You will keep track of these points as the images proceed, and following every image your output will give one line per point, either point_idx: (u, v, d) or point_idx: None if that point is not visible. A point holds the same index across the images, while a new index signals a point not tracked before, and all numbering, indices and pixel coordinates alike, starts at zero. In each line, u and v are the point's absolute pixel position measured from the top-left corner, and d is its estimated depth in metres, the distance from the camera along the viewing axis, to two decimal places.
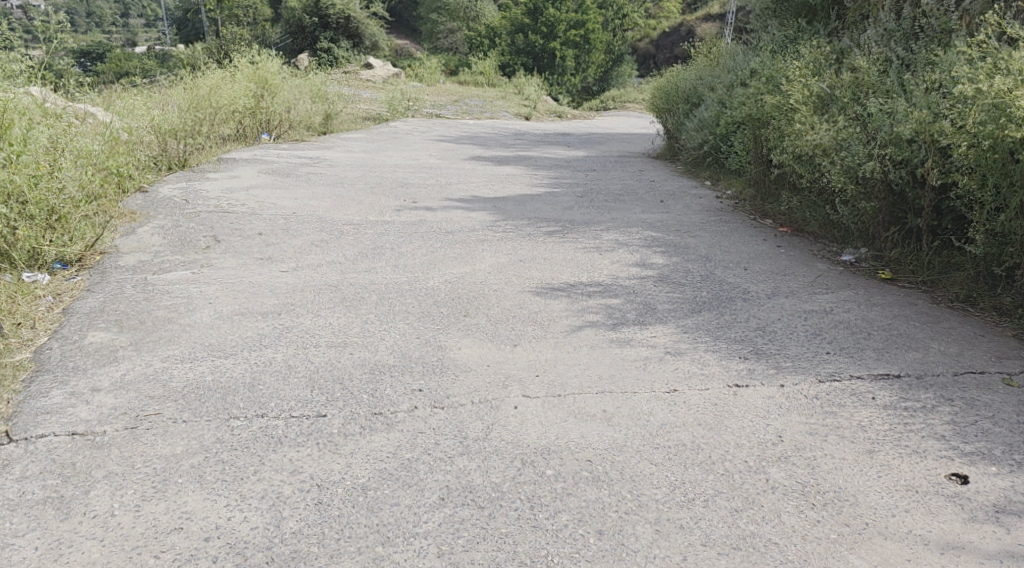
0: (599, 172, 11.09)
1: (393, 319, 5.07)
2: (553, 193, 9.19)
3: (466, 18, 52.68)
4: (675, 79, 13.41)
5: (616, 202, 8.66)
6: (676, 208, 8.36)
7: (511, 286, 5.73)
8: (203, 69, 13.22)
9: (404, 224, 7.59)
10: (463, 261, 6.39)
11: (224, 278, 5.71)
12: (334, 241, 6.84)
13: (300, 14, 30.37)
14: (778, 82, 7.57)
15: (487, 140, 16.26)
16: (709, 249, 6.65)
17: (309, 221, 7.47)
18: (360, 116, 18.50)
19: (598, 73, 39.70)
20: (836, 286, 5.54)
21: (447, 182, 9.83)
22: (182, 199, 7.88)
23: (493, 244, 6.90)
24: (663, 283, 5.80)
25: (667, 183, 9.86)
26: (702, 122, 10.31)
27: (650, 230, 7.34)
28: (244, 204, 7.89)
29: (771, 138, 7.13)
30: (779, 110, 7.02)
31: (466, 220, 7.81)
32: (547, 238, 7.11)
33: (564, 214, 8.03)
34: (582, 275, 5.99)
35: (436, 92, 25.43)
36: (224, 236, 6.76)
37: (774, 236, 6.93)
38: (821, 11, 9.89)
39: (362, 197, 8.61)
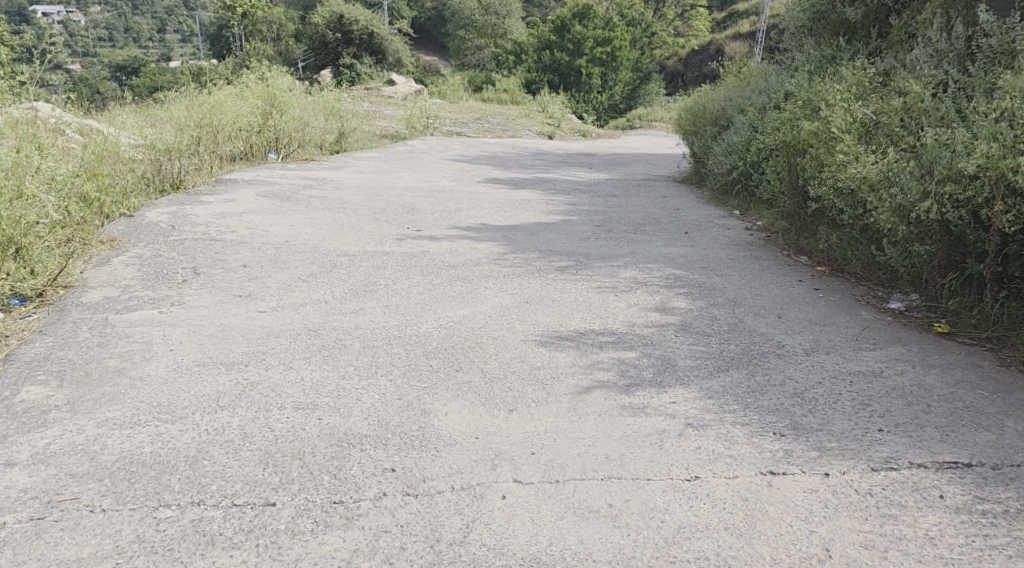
0: (620, 198, 10.44)
1: (375, 374, 4.43)
2: (570, 223, 8.53)
3: (492, 34, 53.93)
4: (703, 100, 12.76)
5: (636, 233, 8.00)
6: (702, 240, 7.69)
7: (514, 334, 5.09)
8: (211, 85, 12.80)
9: (404, 256, 6.99)
10: (463, 301, 5.76)
11: (194, 320, 5.12)
12: (324, 275, 6.24)
13: (323, 31, 30.46)
14: (816, 106, 6.92)
15: (506, 161, 15.67)
16: (738, 291, 5.96)
17: (301, 252, 6.89)
18: (378, 133, 18.05)
19: (625, 91, 38.98)
20: (884, 342, 4.84)
21: (457, 208, 9.22)
22: (168, 225, 7.35)
23: (499, 281, 6.26)
24: (685, 333, 5.13)
25: (692, 211, 9.17)
26: (731, 147, 9.65)
27: (672, 267, 6.66)
28: (235, 231, 7.35)
29: (808, 167, 6.44)
30: (816, 138, 6.35)
31: (471, 252, 7.19)
32: (558, 275, 6.47)
33: (579, 247, 7.39)
34: (593, 321, 5.33)
35: (459, 110, 24.97)
36: (206, 269, 6.20)
37: (811, 277, 6.23)
38: (861, 30, 9.22)
39: (363, 224, 8.04)
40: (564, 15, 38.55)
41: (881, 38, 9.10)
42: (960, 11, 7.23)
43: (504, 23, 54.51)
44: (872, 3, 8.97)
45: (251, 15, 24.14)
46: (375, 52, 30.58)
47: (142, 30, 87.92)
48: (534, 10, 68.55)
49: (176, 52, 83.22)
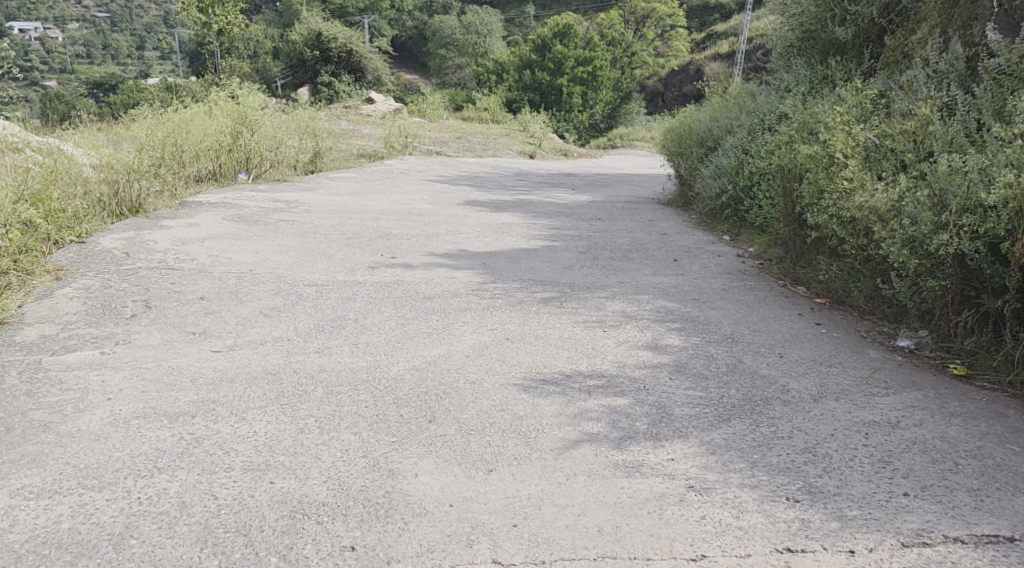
0: (604, 222, 10.06)
1: (338, 427, 3.95)
2: (553, 249, 8.11)
3: (473, 52, 53.80)
4: (688, 120, 12.46)
5: (623, 261, 7.58)
6: (692, 268, 7.30)
7: (493, 378, 4.63)
8: (177, 103, 12.29)
9: (376, 286, 6.53)
10: (439, 338, 5.30)
11: (139, 362, 4.62)
12: (288, 309, 5.77)
13: (301, 48, 29.66)
14: (812, 128, 6.61)
15: (486, 181, 15.25)
16: (735, 326, 5.55)
17: (264, 283, 6.41)
18: (354, 152, 17.58)
19: (607, 111, 38.84)
20: (897, 386, 4.44)
21: (434, 232, 8.78)
22: (122, 252, 6.85)
23: (478, 315, 5.81)
24: (681, 376, 4.70)
25: (680, 237, 8.79)
26: (719, 169, 9.32)
27: (662, 299, 6.24)
28: (194, 259, 6.86)
29: (806, 193, 6.08)
30: (815, 162, 5.98)
31: (449, 282, 6.75)
32: (541, 308, 6.04)
33: (563, 276, 6.98)
34: (580, 362, 4.89)
35: (439, 129, 24.56)
36: (158, 303, 5.71)
37: (811, 310, 5.85)
38: (852, 50, 8.96)
39: (333, 251, 7.58)
40: (544, 35, 38.41)
41: (873, 59, 8.82)
42: (957, 30, 6.95)
43: (485, 42, 54.39)
44: (862, 23, 8.70)
45: (227, 32, 23.54)
46: (354, 70, 30.12)
47: (120, 47, 87.12)
48: (515, 30, 68.60)
49: (154, 69, 82.24)
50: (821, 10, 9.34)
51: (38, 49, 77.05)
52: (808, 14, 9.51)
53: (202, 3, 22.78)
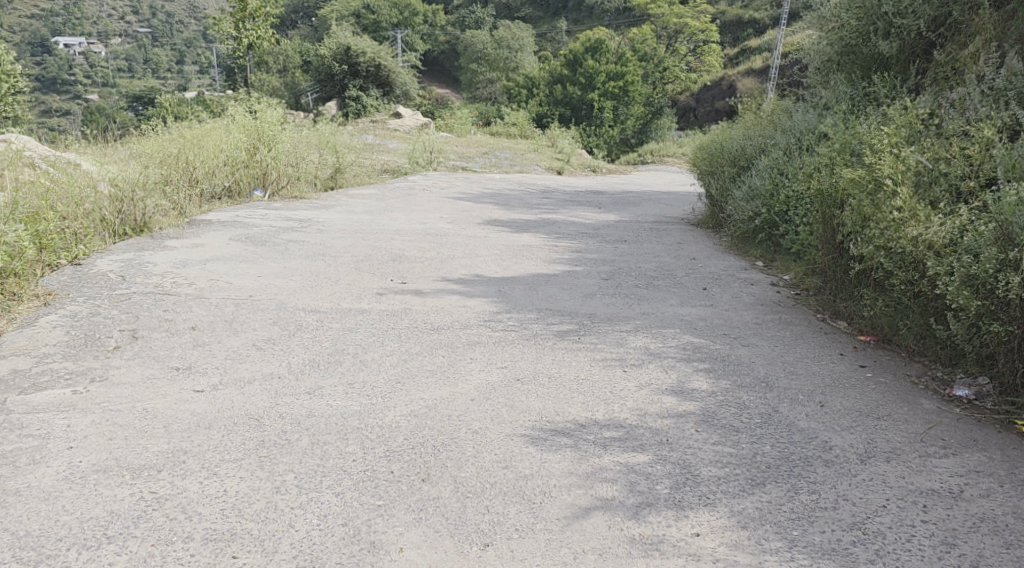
0: (630, 245, 9.57)
1: (319, 486, 3.51)
2: (574, 275, 7.64)
3: (504, 67, 53.71)
4: (719, 137, 11.94)
5: (648, 289, 7.09)
6: (722, 298, 6.79)
7: (498, 427, 4.16)
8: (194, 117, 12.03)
9: (381, 315, 6.11)
10: (442, 378, 4.84)
11: (111, 403, 4.22)
12: (283, 342, 5.35)
13: (330, 62, 29.50)
14: (854, 149, 6.09)
15: (510, 199, 14.81)
16: (769, 368, 5.03)
17: (263, 311, 6.01)
18: (378, 168, 17.28)
19: (637, 126, 38.31)
20: (957, 445, 3.91)
21: (450, 255, 8.36)
22: (118, 275, 6.52)
23: (488, 351, 5.35)
24: (708, 428, 4.19)
25: (710, 262, 8.26)
26: (753, 191, 8.81)
27: (689, 334, 5.73)
28: (193, 284, 6.50)
29: (847, 221, 5.56)
30: (857, 186, 5.46)
31: (460, 311, 6.30)
32: (557, 343, 5.56)
33: (583, 305, 6.51)
34: (596, 409, 4.40)
35: (466, 144, 24.22)
36: (146, 333, 5.34)
37: (853, 349, 5.32)
38: (896, 66, 8.42)
39: (342, 275, 7.18)
40: (576, 50, 38.00)
41: (920, 75, 8.28)
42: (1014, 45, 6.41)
43: (516, 57, 54.23)
44: (908, 37, 8.18)
45: (257, 46, 23.28)
46: (382, 85, 29.95)
47: (159, 60, 88.49)
48: (546, 45, 68.37)
49: (190, 83, 83.29)
50: (862, 24, 8.83)
51: (78, 63, 78.40)
52: (848, 27, 8.98)
53: (232, 18, 22.65)
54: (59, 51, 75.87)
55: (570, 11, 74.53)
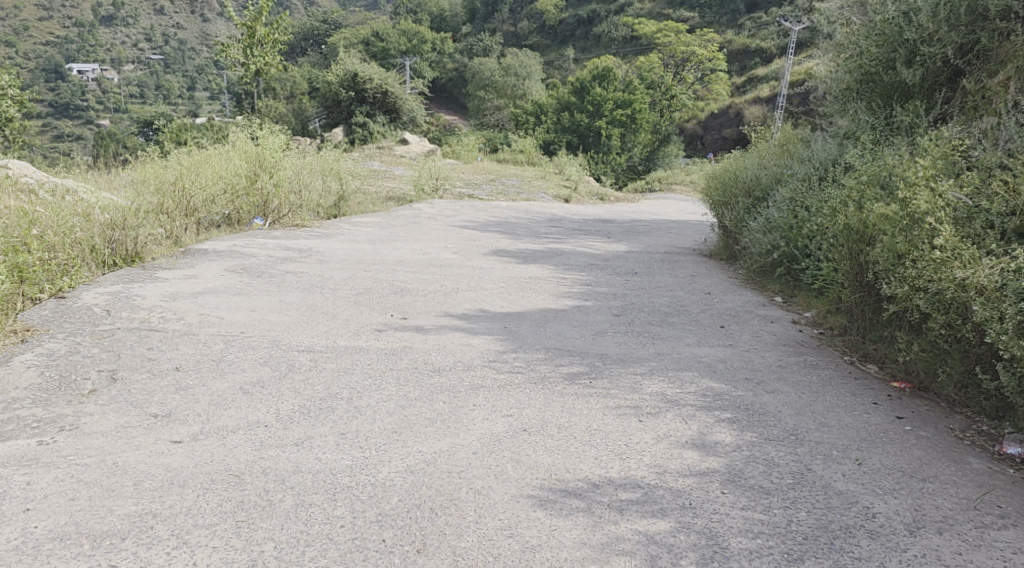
0: (641, 277, 9.22)
1: (300, 560, 3.22)
2: (584, 311, 7.26)
3: (511, 95, 53.85)
4: (731, 166, 11.61)
5: (662, 327, 6.71)
6: (741, 337, 6.42)
7: (502, 486, 3.78)
8: (194, 143, 11.77)
9: (380, 354, 5.75)
10: (442, 427, 4.46)
11: (78, 456, 3.85)
12: (273, 384, 4.98)
13: (337, 89, 29.31)
14: (883, 181, 5.76)
15: (516, 227, 14.48)
16: (798, 418, 4.63)
17: (254, 350, 5.65)
18: (382, 195, 16.97)
19: (645, 153, 38.04)
20: (1016, 515, 3.58)
21: (454, 288, 8.01)
22: (103, 309, 6.18)
23: (493, 396, 4.97)
24: (735, 489, 3.80)
25: (726, 297, 7.88)
26: (770, 223, 8.46)
27: (709, 378, 5.34)
28: (182, 319, 6.16)
29: (878, 258, 5.20)
30: (889, 222, 5.11)
31: (464, 350, 5.93)
32: (567, 387, 5.18)
33: (594, 344, 6.15)
34: (610, 465, 4.01)
35: (473, 171, 23.94)
36: (127, 374, 4.97)
37: (887, 397, 4.95)
38: (920, 94, 8.13)
39: (340, 309, 6.83)
40: (583, 78, 37.89)
41: (945, 103, 7.99)
42: None
43: (523, 85, 54.34)
44: (932, 65, 7.90)
45: (264, 73, 23.05)
46: (389, 111, 29.82)
47: (169, 86, 89.03)
48: (554, 73, 68.47)
49: (201, 109, 83.61)
50: (882, 51, 8.55)
51: (89, 89, 78.81)
52: (867, 55, 8.69)
53: (240, 44, 22.48)
54: (71, 77, 76.32)
55: (577, 39, 74.75)
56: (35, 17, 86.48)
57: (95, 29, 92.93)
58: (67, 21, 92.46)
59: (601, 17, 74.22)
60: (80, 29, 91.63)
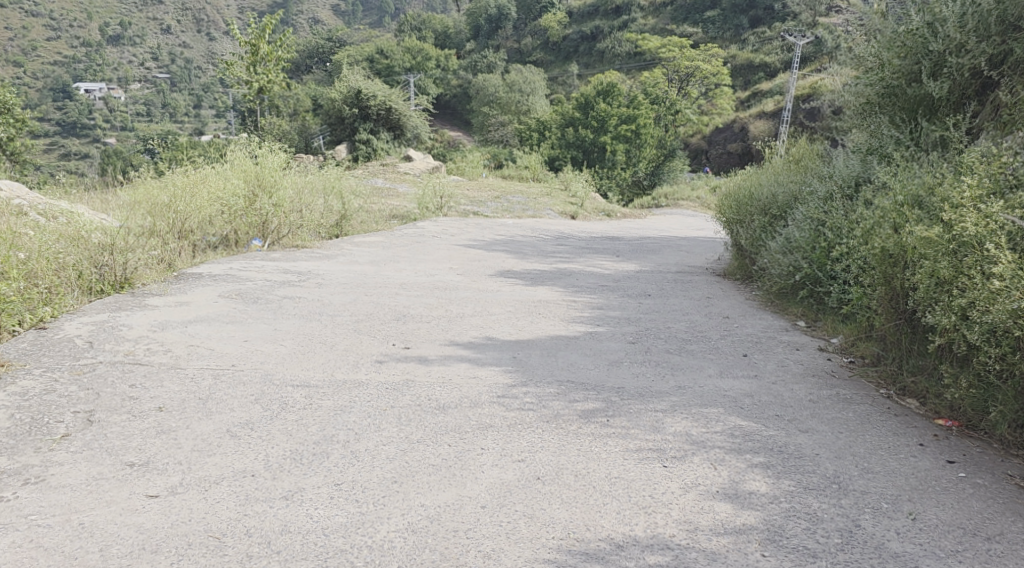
0: (655, 299, 8.82)
1: None
2: (597, 338, 6.85)
3: (516, 111, 53.67)
4: (745, 183, 11.22)
5: (681, 356, 6.29)
6: (767, 366, 6.01)
7: (514, 549, 3.42)
8: (191, 162, 11.43)
9: (380, 389, 5.34)
10: (447, 475, 4.05)
11: (39, 517, 3.48)
12: (263, 426, 4.58)
13: (340, 106, 29.06)
14: (922, 200, 5.39)
15: (523, 246, 14.08)
16: (838, 463, 4.22)
17: (244, 385, 5.24)
18: (386, 213, 16.62)
19: (650, 168, 37.72)
20: None
21: (459, 313, 7.61)
22: (85, 341, 5.80)
23: (502, 438, 4.55)
24: (776, 552, 3.42)
25: (746, 322, 7.46)
26: (791, 243, 8.07)
27: (736, 415, 4.92)
28: (169, 351, 5.77)
29: (920, 285, 4.83)
30: (931, 246, 4.77)
31: (470, 384, 5.52)
32: (583, 426, 4.76)
33: (610, 376, 5.74)
34: (634, 521, 3.63)
35: (478, 188, 23.57)
36: (105, 416, 4.58)
37: (935, 437, 4.55)
38: (947, 108, 7.78)
39: (338, 339, 6.44)
40: (588, 93, 37.70)
41: (974, 117, 7.62)
42: None
43: (528, 101, 54.20)
44: (961, 77, 7.56)
45: (267, 91, 22.78)
46: (393, 128, 29.59)
47: (176, 105, 89.23)
48: (558, 88, 68.28)
49: (206, 127, 83.60)
50: (906, 63, 8.20)
51: (95, 108, 78.81)
52: (889, 67, 8.30)
53: (244, 62, 22.26)
54: (78, 97, 76.45)
55: (581, 55, 74.65)
56: (41, 37, 86.68)
57: (101, 48, 93.13)
58: (75, 40, 92.87)
59: (605, 33, 74.15)
60: (86, 48, 91.83)
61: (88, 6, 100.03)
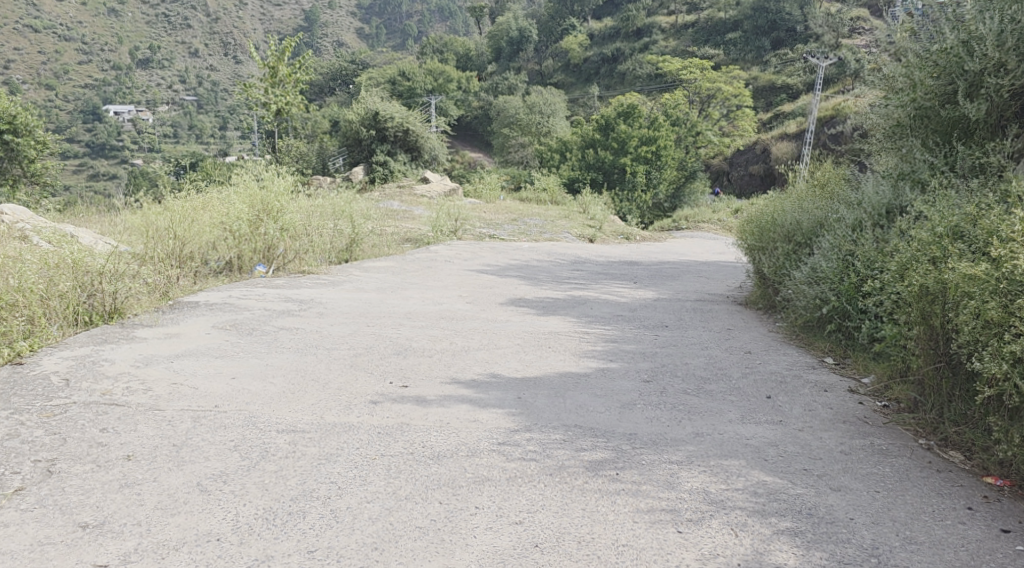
0: (673, 331, 8.35)
1: None
2: (609, 376, 6.39)
3: (536, 132, 53.47)
4: (767, 208, 10.75)
5: (700, 398, 5.81)
6: (792, 410, 5.54)
7: None
8: (197, 186, 11.13)
9: (372, 434, 4.91)
10: (435, 542, 3.67)
11: None
12: (238, 478, 4.19)
13: (358, 127, 28.90)
14: (963, 232, 4.96)
15: (537, 271, 13.65)
16: (876, 530, 3.77)
17: (225, 430, 4.84)
18: (399, 237, 16.28)
19: (671, 190, 37.29)
20: None
21: (464, 347, 7.18)
22: (61, 378, 5.43)
23: (499, 495, 4.12)
24: None
25: (769, 358, 6.98)
26: (817, 274, 7.61)
27: (759, 469, 4.45)
28: (150, 390, 5.40)
29: (963, 328, 4.39)
30: (976, 284, 4.35)
31: (469, 429, 5.08)
32: (588, 481, 4.31)
33: (622, 421, 5.29)
34: None
35: (495, 210, 23.20)
36: (66, 466, 4.21)
37: (986, 500, 4.10)
38: (984, 131, 7.33)
39: (333, 376, 6.03)
40: (608, 115, 37.44)
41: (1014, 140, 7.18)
42: None
43: (549, 123, 53.98)
44: (999, 98, 7.12)
45: (284, 112, 22.60)
46: (411, 149, 29.46)
47: (200, 126, 90.08)
48: (579, 110, 68.06)
49: (230, 148, 84.18)
50: (940, 82, 7.75)
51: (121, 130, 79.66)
52: (921, 88, 7.86)
53: (262, 84, 22.15)
54: (105, 119, 77.02)
55: (602, 77, 74.49)
56: (70, 60, 87.89)
57: (128, 71, 94.17)
58: (104, 63, 94.23)
59: (626, 55, 73.93)
60: (114, 71, 93.07)
61: (116, 30, 101.17)
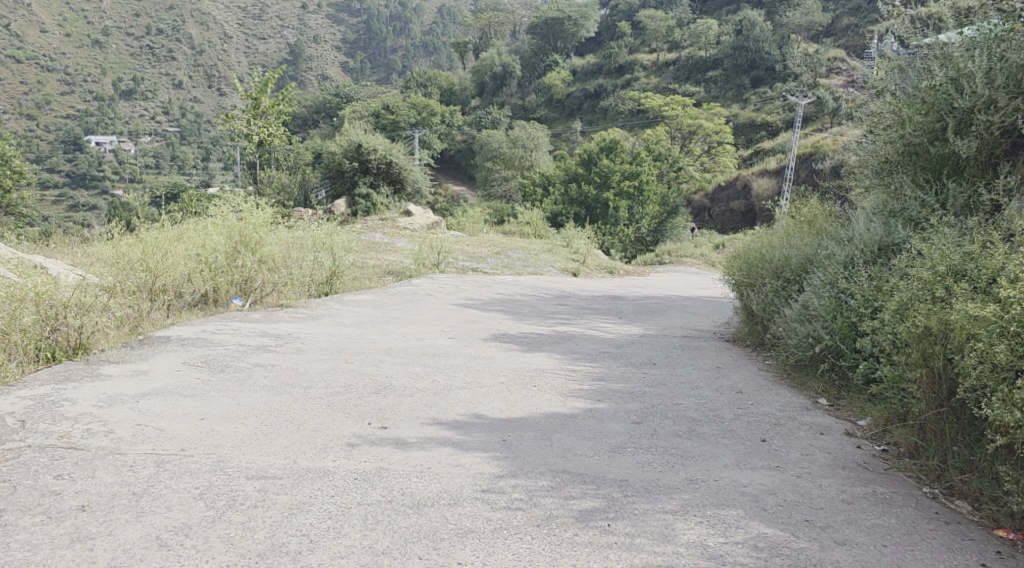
0: (661, 369, 8.12)
1: None
2: (597, 417, 6.13)
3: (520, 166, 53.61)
4: (753, 243, 10.61)
5: (693, 441, 5.56)
6: (789, 454, 5.30)
7: None
8: (172, 216, 10.83)
9: (347, 481, 4.61)
10: None
11: None
12: (201, 531, 3.93)
13: (341, 159, 28.73)
14: (964, 271, 4.80)
15: (521, 306, 13.41)
16: None
17: (191, 476, 4.52)
18: (380, 270, 16.02)
19: (654, 224, 37.31)
20: None
21: (447, 385, 6.91)
22: (17, 420, 5.10)
23: (483, 550, 3.88)
24: None
25: (762, 398, 6.76)
26: (810, 311, 7.43)
27: (759, 520, 4.20)
28: (112, 431, 5.08)
29: (969, 371, 4.20)
30: (983, 325, 4.17)
31: (451, 474, 4.80)
32: (578, 533, 4.05)
33: (612, 466, 5.03)
34: None
35: (478, 244, 23.01)
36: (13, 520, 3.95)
37: (999, 557, 3.94)
38: (975, 168, 7.25)
39: (308, 417, 5.73)
40: (591, 150, 37.59)
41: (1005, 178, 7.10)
42: None
43: (533, 157, 54.15)
44: (989, 135, 7.05)
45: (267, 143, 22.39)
46: (394, 182, 29.31)
47: (182, 157, 89.66)
48: (562, 144, 68.42)
49: (211, 180, 83.73)
50: (929, 119, 7.68)
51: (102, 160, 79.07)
52: (910, 125, 7.77)
53: (244, 115, 21.94)
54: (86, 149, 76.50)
55: (585, 112, 75.03)
56: (53, 90, 87.49)
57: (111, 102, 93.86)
58: (87, 94, 93.86)
59: (609, 92, 74.61)
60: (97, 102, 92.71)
61: (99, 60, 101.03)
